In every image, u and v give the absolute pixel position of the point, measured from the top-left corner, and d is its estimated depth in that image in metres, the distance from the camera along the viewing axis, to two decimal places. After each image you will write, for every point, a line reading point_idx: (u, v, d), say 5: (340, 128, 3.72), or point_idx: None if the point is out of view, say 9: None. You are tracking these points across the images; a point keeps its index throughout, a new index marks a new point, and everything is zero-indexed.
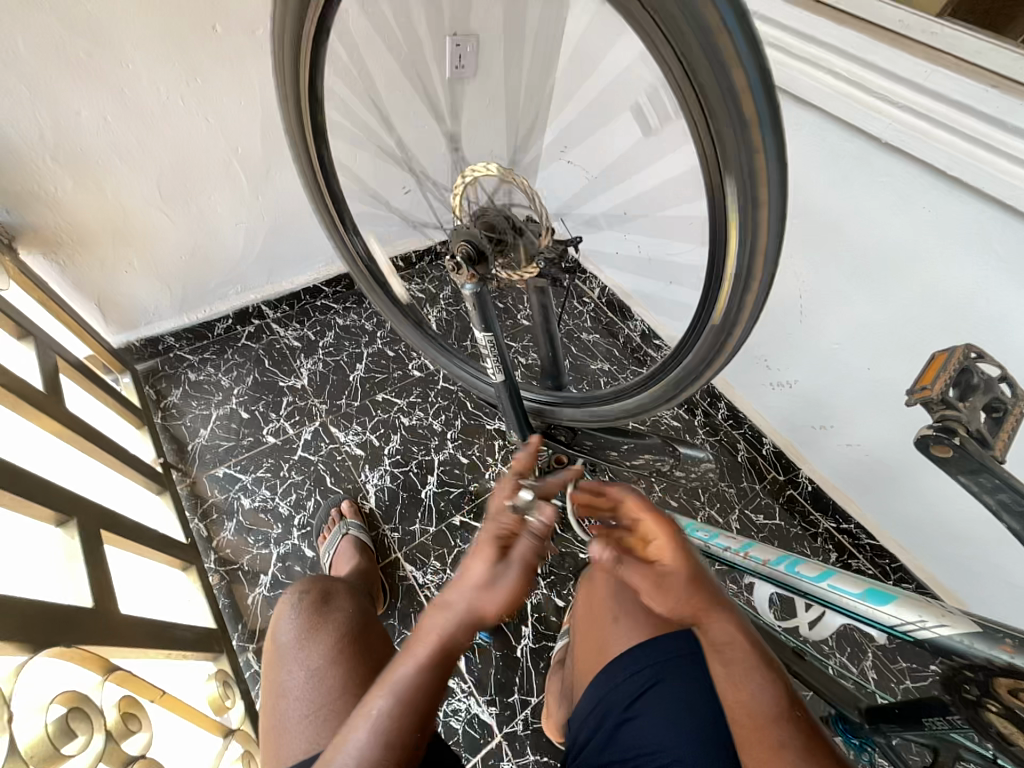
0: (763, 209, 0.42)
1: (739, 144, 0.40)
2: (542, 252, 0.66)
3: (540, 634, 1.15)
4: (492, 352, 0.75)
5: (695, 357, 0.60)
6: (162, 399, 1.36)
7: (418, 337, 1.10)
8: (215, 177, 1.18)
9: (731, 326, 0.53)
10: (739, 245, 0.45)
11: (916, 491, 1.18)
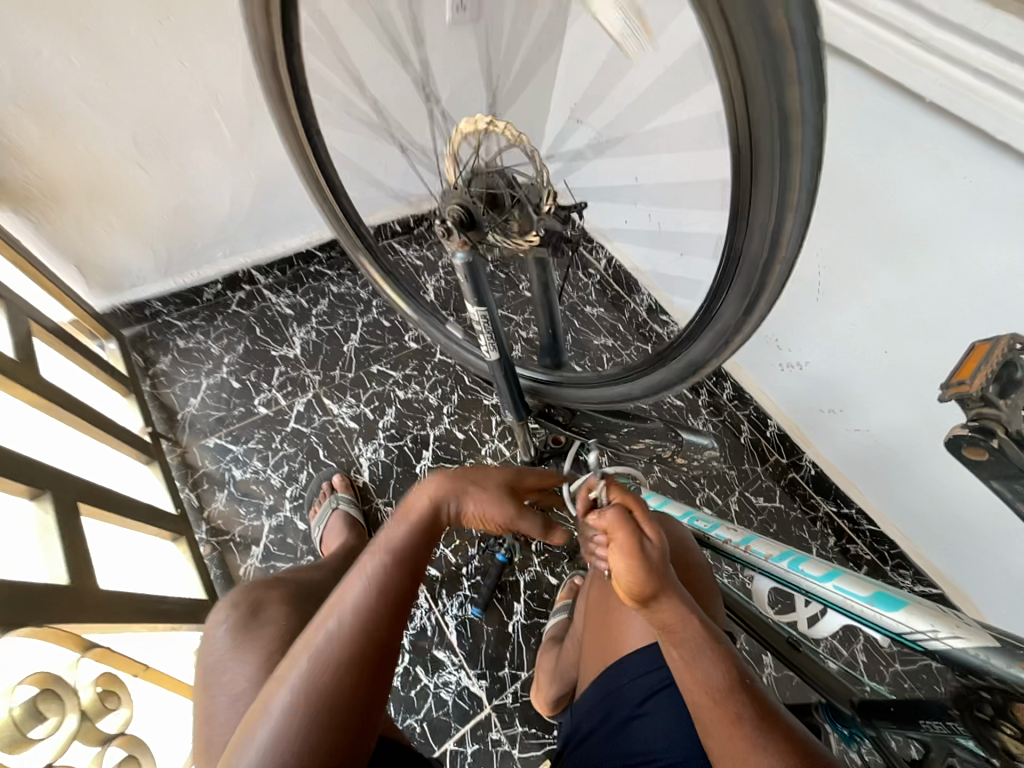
0: (795, 182, 0.36)
1: (771, 68, 0.33)
2: (543, 220, 0.59)
3: (533, 611, 1.15)
4: (486, 328, 0.70)
5: (709, 341, 0.54)
6: (151, 366, 1.32)
7: (413, 308, 1.05)
8: (194, 129, 1.09)
9: (748, 310, 0.48)
10: (763, 223, 0.40)
11: (924, 480, 1.14)
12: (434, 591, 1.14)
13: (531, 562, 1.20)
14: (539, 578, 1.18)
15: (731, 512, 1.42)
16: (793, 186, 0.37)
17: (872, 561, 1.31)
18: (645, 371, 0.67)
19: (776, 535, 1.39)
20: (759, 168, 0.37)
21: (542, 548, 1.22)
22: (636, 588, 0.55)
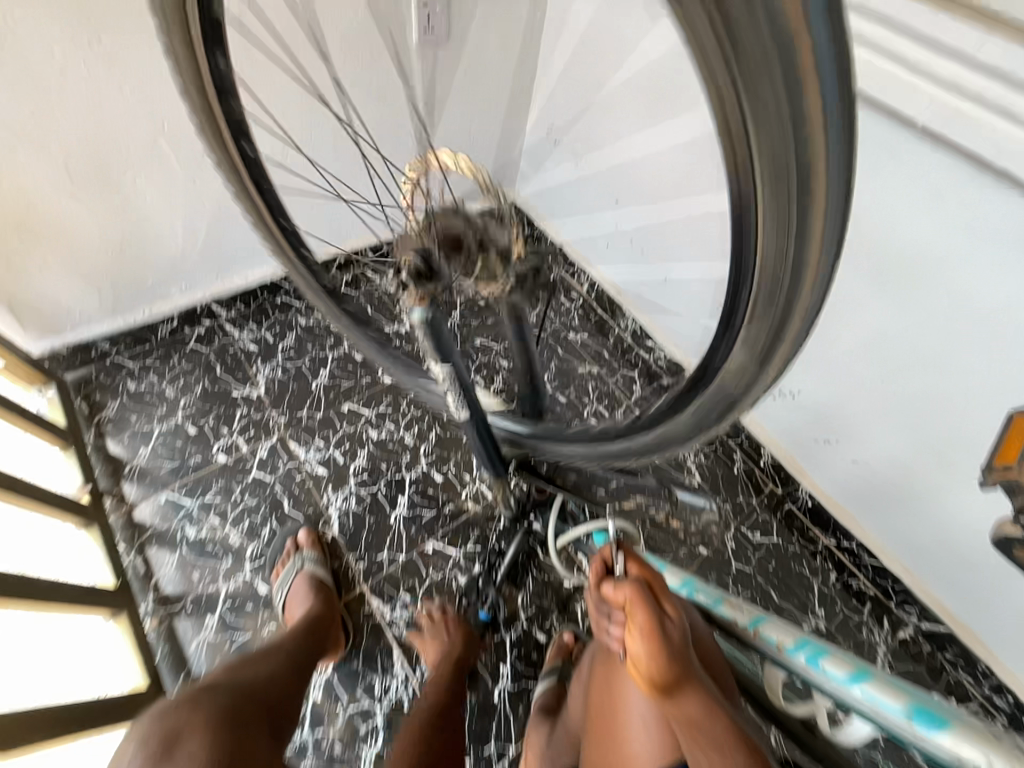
0: (807, 254, 0.30)
1: (771, 39, 0.24)
2: (514, 269, 0.53)
3: (520, 673, 1.05)
4: (452, 385, 0.62)
5: (704, 407, 0.47)
6: (96, 412, 1.21)
7: (368, 343, 0.87)
8: (139, 159, 1.02)
9: (749, 381, 0.41)
10: (766, 296, 0.33)
11: (929, 513, 1.08)
12: (410, 657, 1.04)
13: (517, 618, 1.10)
14: (526, 635, 1.09)
15: (728, 549, 1.33)
16: (803, 259, 0.30)
17: (874, 597, 1.25)
18: (634, 430, 0.57)
19: (777, 572, 1.30)
20: (763, 238, 0.31)
21: (529, 601, 1.12)
22: (656, 675, 0.48)
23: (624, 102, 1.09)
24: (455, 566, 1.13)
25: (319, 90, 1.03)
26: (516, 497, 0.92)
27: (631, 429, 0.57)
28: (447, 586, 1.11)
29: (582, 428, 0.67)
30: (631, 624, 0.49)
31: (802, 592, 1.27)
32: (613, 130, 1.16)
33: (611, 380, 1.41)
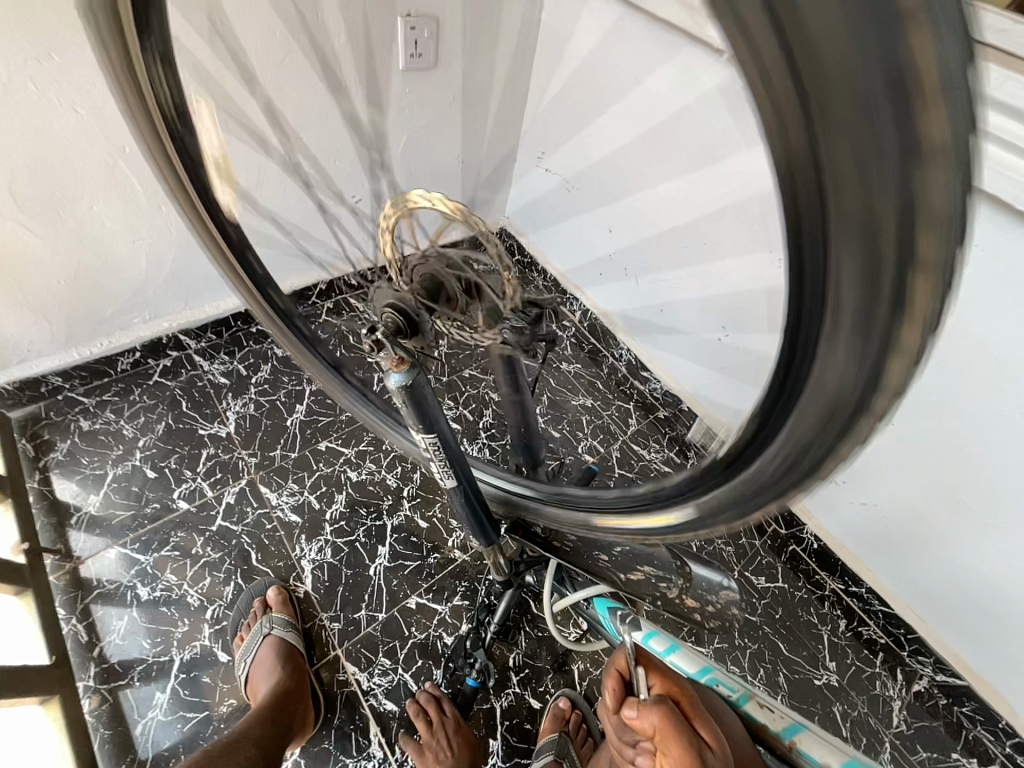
0: (891, 371, 0.23)
1: (892, 141, 0.18)
2: (505, 320, 0.45)
3: (512, 748, 0.95)
4: (436, 452, 0.55)
5: (727, 514, 0.37)
6: (43, 454, 1.10)
7: (352, 394, 0.86)
8: (95, 179, 0.94)
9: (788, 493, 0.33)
10: (826, 417, 0.26)
11: (941, 560, 1.01)
12: (389, 734, 0.93)
13: (508, 683, 1.00)
14: (519, 702, 0.99)
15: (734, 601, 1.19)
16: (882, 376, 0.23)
17: (886, 646, 1.17)
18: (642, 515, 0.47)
19: (784, 622, 1.20)
20: (830, 348, 0.23)
21: (521, 662, 1.02)
22: None
23: None
24: (440, 625, 1.03)
25: None
26: (509, 557, 0.83)
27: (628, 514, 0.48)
28: (431, 648, 1.01)
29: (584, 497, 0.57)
30: (665, 756, 0.48)
31: (812, 643, 1.19)
32: None
33: (606, 412, 1.43)
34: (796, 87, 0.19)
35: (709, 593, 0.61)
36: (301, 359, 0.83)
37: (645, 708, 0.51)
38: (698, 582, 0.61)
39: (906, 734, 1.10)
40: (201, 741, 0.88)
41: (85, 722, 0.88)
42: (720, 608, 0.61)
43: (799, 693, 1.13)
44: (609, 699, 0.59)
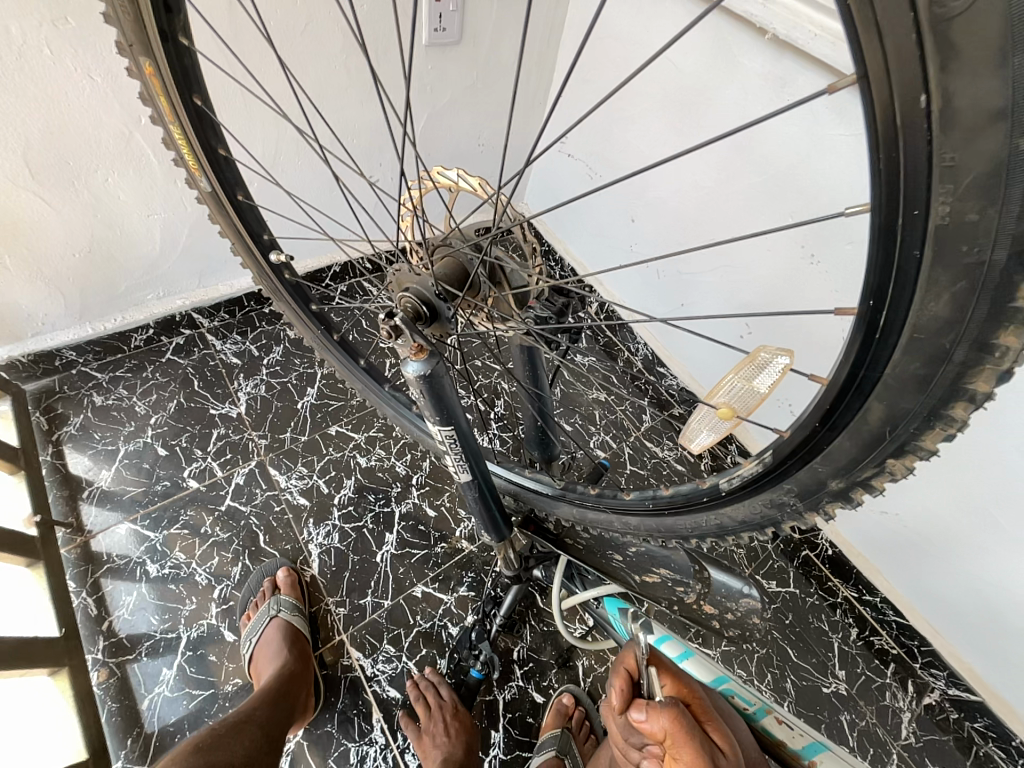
0: (981, 314, 0.26)
1: (984, 186, 0.23)
2: (532, 285, 0.47)
3: (514, 741, 0.94)
4: (453, 445, 0.52)
5: (780, 495, 0.38)
6: (56, 428, 1.10)
7: (346, 363, 0.78)
8: (109, 151, 0.93)
9: (859, 471, 0.33)
10: (928, 372, 0.28)
11: (955, 569, 0.97)
12: (392, 720, 0.93)
13: (511, 676, 1.00)
14: (521, 695, 0.98)
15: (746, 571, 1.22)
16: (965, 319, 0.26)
17: (897, 657, 1.12)
18: (692, 505, 0.46)
19: (794, 628, 1.16)
20: (916, 339, 0.28)
21: (526, 655, 1.01)
22: None
23: (644, 117, 1.02)
24: (445, 615, 1.02)
25: (312, 87, 0.94)
26: (518, 551, 0.81)
27: (647, 503, 0.51)
28: (436, 637, 1.00)
29: (612, 497, 0.57)
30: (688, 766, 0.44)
31: (821, 650, 1.14)
32: (629, 142, 1.07)
33: (619, 408, 1.29)
34: (916, 49, 0.22)
35: (729, 599, 0.58)
36: (310, 336, 0.77)
37: (656, 712, 0.46)
38: (717, 588, 0.58)
39: (914, 747, 1.05)
40: (205, 719, 0.89)
41: (93, 695, 0.88)
42: (740, 615, 0.58)
43: (805, 700, 1.09)
44: (615, 699, 0.50)
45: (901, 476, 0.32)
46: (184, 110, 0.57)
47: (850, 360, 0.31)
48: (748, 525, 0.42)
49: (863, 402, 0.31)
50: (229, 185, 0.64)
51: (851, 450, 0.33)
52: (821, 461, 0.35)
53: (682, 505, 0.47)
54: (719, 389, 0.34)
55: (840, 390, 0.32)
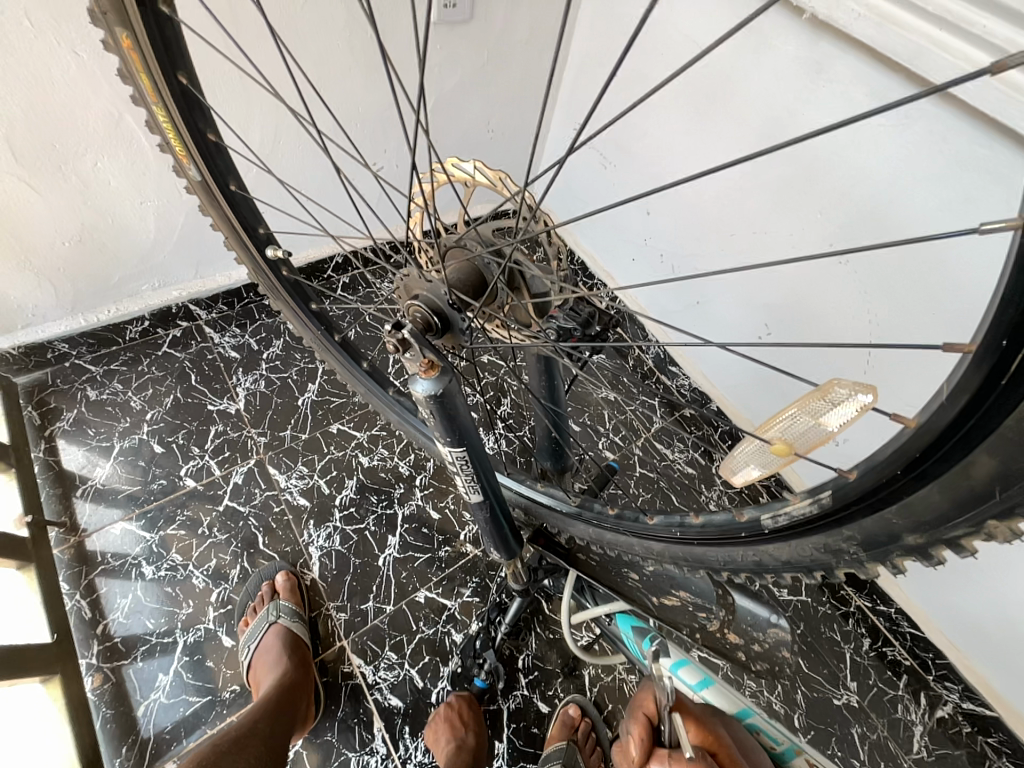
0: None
1: None
2: (556, 295, 0.42)
3: (518, 751, 0.92)
4: (464, 466, 0.48)
5: (838, 540, 0.34)
6: (49, 423, 1.07)
7: (347, 365, 0.74)
8: (97, 132, 0.87)
9: (941, 524, 0.29)
10: None
11: (978, 585, 0.93)
12: (393, 730, 0.90)
13: (516, 685, 0.97)
14: (526, 705, 0.96)
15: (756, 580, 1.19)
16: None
17: (910, 669, 1.09)
18: (728, 537, 0.43)
19: (806, 638, 1.13)
20: None
21: (530, 663, 0.98)
22: None
23: (665, 104, 0.96)
24: (449, 621, 0.99)
25: (313, 68, 0.88)
26: (527, 564, 0.77)
27: (672, 531, 0.48)
28: (438, 644, 0.97)
29: (634, 521, 0.53)
30: None
31: (833, 661, 1.11)
32: (648, 132, 1.01)
33: (629, 408, 1.24)
34: None
35: (755, 629, 0.55)
36: (309, 335, 0.73)
37: (680, 764, 0.46)
38: (741, 616, 0.55)
39: (927, 762, 1.03)
40: (202, 727, 0.86)
41: (87, 701, 0.86)
42: (767, 647, 0.55)
43: (816, 712, 1.07)
44: (635, 750, 0.50)
45: (1001, 539, 0.28)
46: (169, 89, 0.52)
47: (956, 406, 0.27)
48: (793, 566, 0.38)
49: (967, 452, 0.27)
50: (222, 174, 0.59)
51: (941, 505, 0.29)
52: (897, 511, 0.31)
53: (715, 537, 0.44)
54: (775, 423, 0.30)
55: (937, 436, 0.28)
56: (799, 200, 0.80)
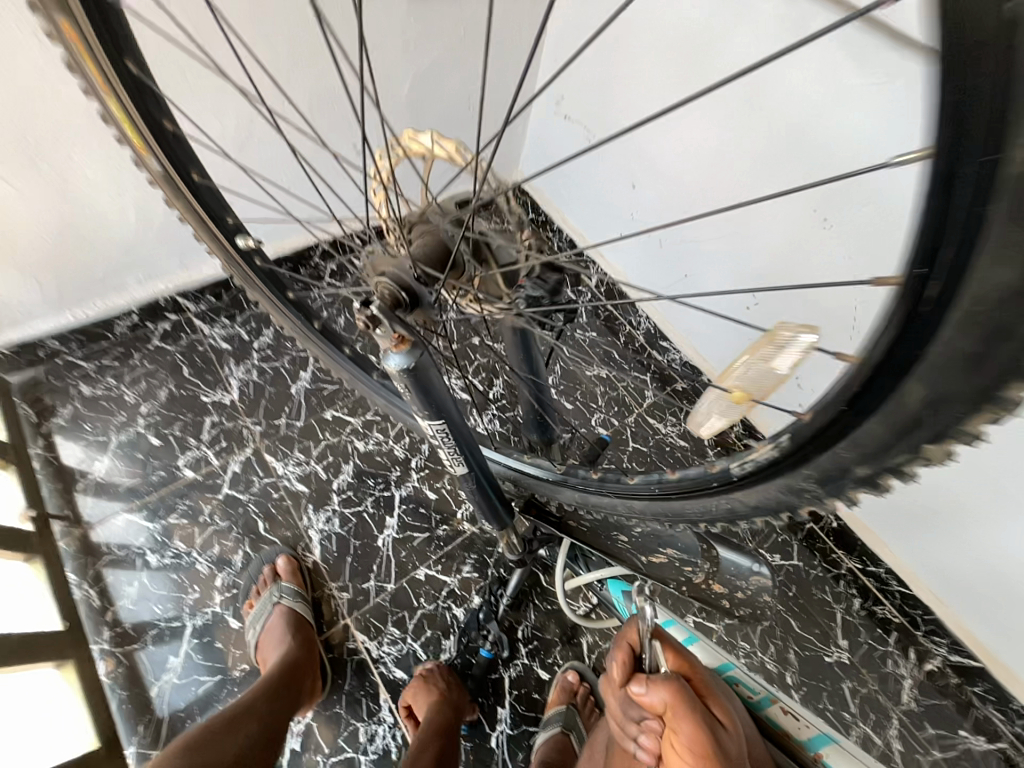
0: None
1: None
2: (523, 268, 0.43)
3: (520, 716, 0.96)
4: (446, 439, 0.49)
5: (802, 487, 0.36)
6: (45, 420, 1.08)
7: (329, 350, 0.74)
8: (70, 124, 0.86)
9: (882, 453, 0.30)
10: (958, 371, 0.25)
11: (966, 542, 0.95)
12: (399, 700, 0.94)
13: (516, 654, 1.00)
14: (527, 673, 0.99)
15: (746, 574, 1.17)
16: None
17: (901, 626, 1.13)
18: (702, 488, 0.44)
19: (797, 599, 1.16)
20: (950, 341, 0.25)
21: (530, 633, 1.02)
22: None
23: (646, 70, 0.94)
24: (449, 596, 1.02)
25: (286, 47, 0.87)
26: (521, 536, 0.79)
27: (651, 488, 0.49)
28: (440, 619, 1.00)
29: (616, 481, 0.54)
30: (678, 740, 0.42)
31: (824, 621, 1.15)
32: (629, 102, 1.00)
33: (622, 384, 1.25)
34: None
35: (739, 578, 0.56)
36: (290, 324, 0.73)
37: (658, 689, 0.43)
38: (726, 567, 0.56)
39: (916, 711, 1.07)
40: (215, 704, 0.90)
41: (102, 684, 0.89)
42: (749, 594, 0.57)
43: (808, 669, 1.11)
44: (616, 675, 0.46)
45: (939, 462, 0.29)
46: (122, 79, 0.52)
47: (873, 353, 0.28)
48: (761, 509, 0.40)
49: (900, 381, 0.28)
50: (182, 163, 0.59)
51: (886, 438, 0.29)
52: (845, 448, 0.32)
53: (690, 489, 0.45)
54: (730, 372, 0.31)
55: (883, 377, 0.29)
56: (780, 163, 0.80)
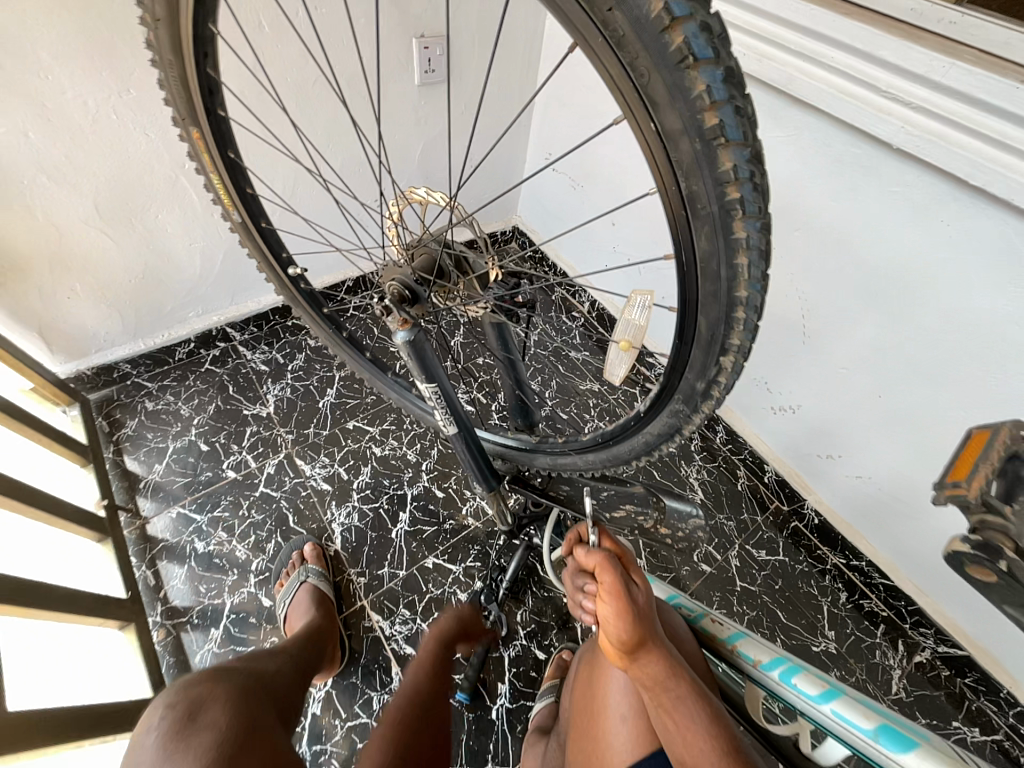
0: (746, 273, 0.34)
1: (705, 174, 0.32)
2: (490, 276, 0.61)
3: (518, 692, 1.04)
4: (439, 402, 0.66)
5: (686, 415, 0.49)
6: (116, 430, 1.28)
7: (354, 357, 0.93)
8: (159, 190, 1.11)
9: (712, 378, 0.42)
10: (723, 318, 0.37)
11: (925, 522, 1.03)
12: None
13: (515, 635, 1.10)
14: (525, 652, 1.08)
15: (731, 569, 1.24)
16: (740, 270, 0.34)
17: (887, 618, 1.16)
18: (627, 430, 0.57)
19: (784, 592, 1.21)
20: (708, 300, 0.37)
21: (529, 617, 1.12)
22: (625, 643, 0.45)
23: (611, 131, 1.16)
24: (454, 583, 1.13)
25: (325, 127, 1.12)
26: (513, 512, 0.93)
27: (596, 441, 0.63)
28: (446, 602, 1.11)
29: (574, 439, 0.68)
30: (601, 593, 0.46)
31: (811, 612, 1.19)
32: (599, 156, 1.21)
33: (612, 395, 1.39)
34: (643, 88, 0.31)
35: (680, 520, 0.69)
36: (324, 336, 0.92)
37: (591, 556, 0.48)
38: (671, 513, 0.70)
39: (906, 701, 1.08)
40: None
41: (154, 649, 1.03)
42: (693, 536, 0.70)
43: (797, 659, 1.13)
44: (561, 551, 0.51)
45: None
46: (220, 161, 0.73)
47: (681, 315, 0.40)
48: (663, 436, 0.52)
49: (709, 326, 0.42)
50: (255, 216, 0.80)
51: None
52: None
53: (620, 431, 0.59)
54: (618, 329, 0.47)
55: None
56: None
